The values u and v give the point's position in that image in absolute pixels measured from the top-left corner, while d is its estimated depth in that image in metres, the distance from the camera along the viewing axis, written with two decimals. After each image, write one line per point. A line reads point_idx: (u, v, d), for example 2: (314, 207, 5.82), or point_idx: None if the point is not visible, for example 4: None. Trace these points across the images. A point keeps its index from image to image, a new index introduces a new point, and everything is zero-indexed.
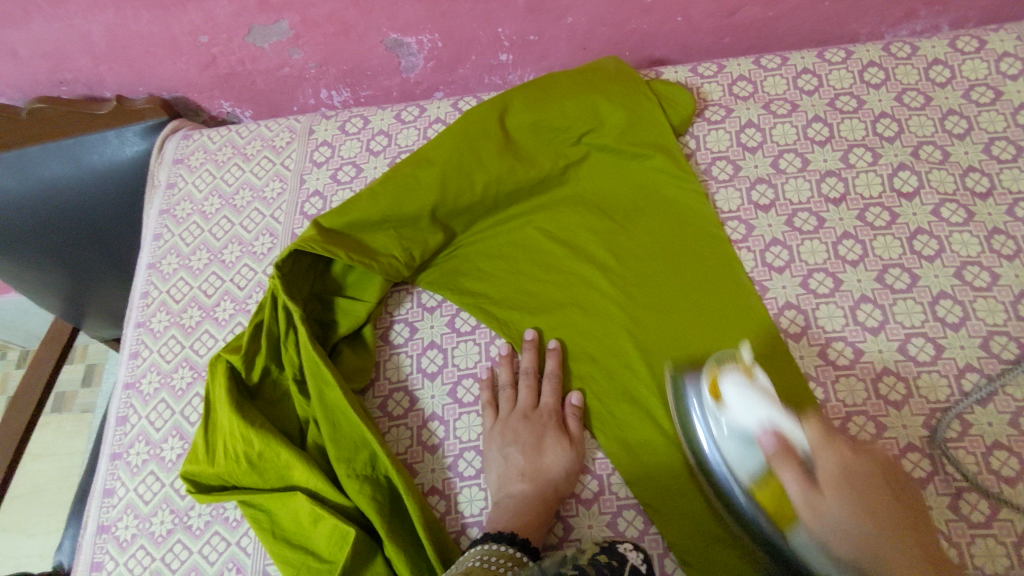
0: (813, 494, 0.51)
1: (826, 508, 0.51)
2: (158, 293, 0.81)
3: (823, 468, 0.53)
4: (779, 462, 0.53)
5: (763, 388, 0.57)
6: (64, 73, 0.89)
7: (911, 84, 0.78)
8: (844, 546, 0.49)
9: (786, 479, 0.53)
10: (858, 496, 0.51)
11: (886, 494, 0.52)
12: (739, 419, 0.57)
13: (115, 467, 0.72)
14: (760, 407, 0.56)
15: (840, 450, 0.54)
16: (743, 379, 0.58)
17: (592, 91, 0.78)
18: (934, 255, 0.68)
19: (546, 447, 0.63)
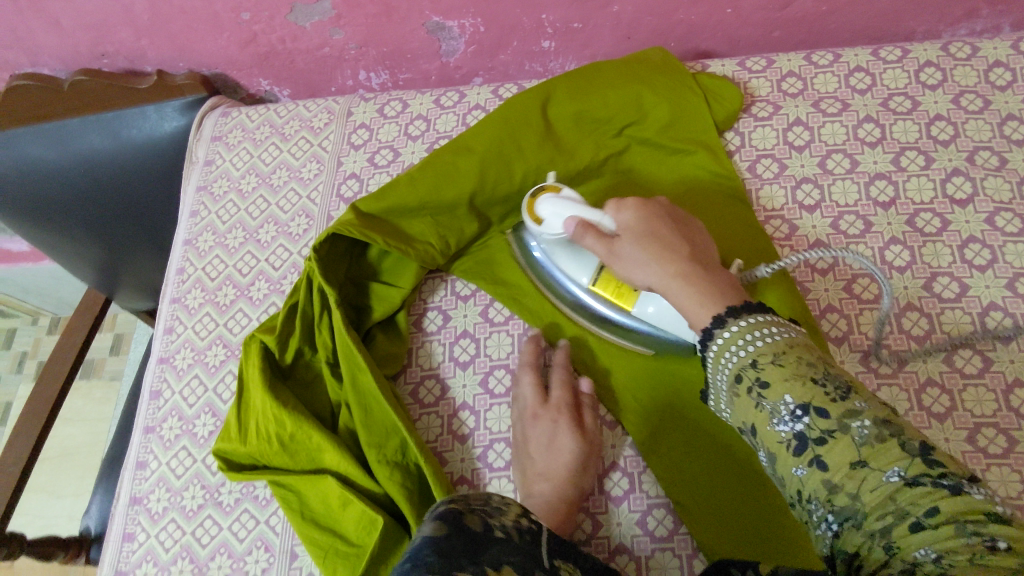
0: (613, 250, 0.58)
1: (621, 250, 0.57)
2: (194, 270, 0.82)
3: (624, 228, 0.58)
4: (584, 236, 0.61)
5: (570, 199, 0.65)
6: (106, 45, 0.90)
7: (969, 87, 0.75)
8: (645, 271, 0.55)
9: (591, 242, 0.60)
10: (644, 238, 0.56)
11: (679, 236, 0.56)
12: (557, 228, 0.65)
13: (149, 440, 0.73)
14: (568, 210, 0.64)
15: (628, 206, 0.58)
16: (552, 197, 0.66)
17: (637, 81, 0.76)
18: (985, 264, 0.66)
19: (557, 445, 0.62)
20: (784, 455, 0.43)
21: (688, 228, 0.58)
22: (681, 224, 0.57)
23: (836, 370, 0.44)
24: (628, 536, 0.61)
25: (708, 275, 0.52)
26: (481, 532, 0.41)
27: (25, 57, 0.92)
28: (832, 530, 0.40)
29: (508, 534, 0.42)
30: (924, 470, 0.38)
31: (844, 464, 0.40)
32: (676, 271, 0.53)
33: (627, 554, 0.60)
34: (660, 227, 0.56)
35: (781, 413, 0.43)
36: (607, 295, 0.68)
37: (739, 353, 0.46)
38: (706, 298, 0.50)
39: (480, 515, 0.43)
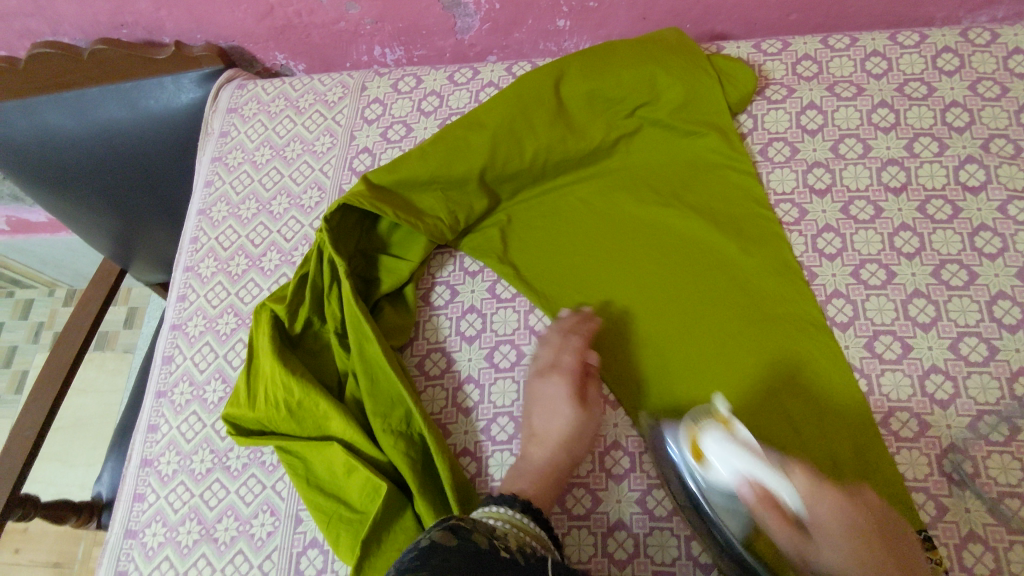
0: (809, 546, 0.47)
1: (819, 556, 0.47)
2: (207, 239, 0.83)
3: (819, 525, 0.46)
4: (761, 510, 0.47)
5: (747, 445, 0.49)
6: (126, 16, 0.90)
7: (987, 74, 0.74)
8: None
9: (783, 539, 0.47)
10: (850, 552, 0.46)
11: (887, 552, 0.47)
12: (723, 480, 0.49)
13: (160, 405, 0.75)
14: (741, 459, 0.48)
15: (827, 491, 0.47)
16: (721, 435, 0.50)
17: (651, 61, 0.75)
18: (995, 253, 0.66)
19: (559, 413, 0.62)
20: None
21: (875, 519, 0.49)
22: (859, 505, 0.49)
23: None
24: (627, 512, 0.62)
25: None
26: (486, 547, 0.47)
27: (45, 26, 0.93)
28: None
29: (514, 555, 0.48)
30: None
31: None
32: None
33: (626, 530, 0.61)
34: (857, 526, 0.47)
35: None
36: (767, 558, 0.52)
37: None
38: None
39: (487, 535, 0.48)
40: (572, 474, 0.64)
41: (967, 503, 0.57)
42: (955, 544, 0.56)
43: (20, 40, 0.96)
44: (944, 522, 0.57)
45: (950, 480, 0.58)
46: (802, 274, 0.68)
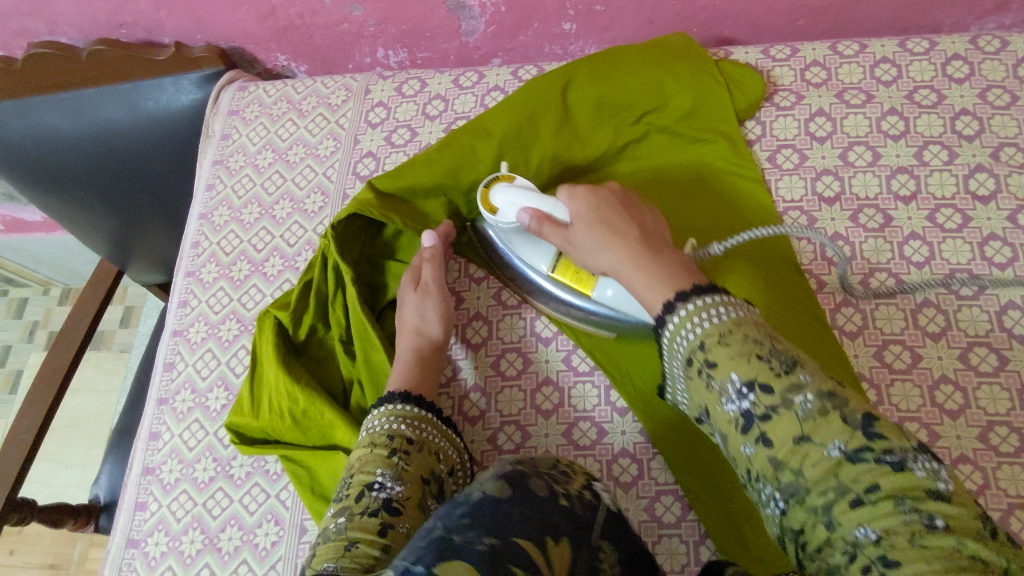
0: (569, 239, 0.57)
1: (577, 237, 0.56)
2: (208, 244, 0.82)
3: (574, 216, 0.56)
4: (539, 227, 0.59)
5: (524, 186, 0.65)
6: (125, 15, 0.89)
7: (997, 82, 0.74)
8: (600, 257, 0.54)
9: (547, 234, 0.59)
10: (595, 222, 0.54)
11: (629, 215, 0.55)
12: (510, 217, 0.65)
13: (161, 412, 0.74)
14: (520, 199, 0.63)
15: (578, 192, 0.57)
16: (505, 185, 0.65)
17: (659, 67, 0.75)
18: (1005, 262, 0.66)
19: (401, 306, 0.69)
20: (733, 434, 0.42)
21: (638, 211, 0.57)
22: (631, 212, 0.56)
23: (788, 346, 0.43)
24: (636, 521, 0.61)
25: (658, 256, 0.50)
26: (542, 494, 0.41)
27: (41, 25, 0.91)
28: (779, 507, 0.39)
29: (572, 504, 0.41)
30: (863, 441, 0.37)
31: (788, 440, 0.39)
32: (628, 258, 0.51)
33: None
34: (612, 218, 0.54)
35: (729, 392, 0.42)
36: (567, 282, 0.66)
37: (689, 337, 0.45)
38: (659, 281, 0.48)
39: (546, 480, 0.42)
40: None
41: None
42: None
43: (17, 40, 0.95)
44: None
45: None
46: (809, 283, 0.67)
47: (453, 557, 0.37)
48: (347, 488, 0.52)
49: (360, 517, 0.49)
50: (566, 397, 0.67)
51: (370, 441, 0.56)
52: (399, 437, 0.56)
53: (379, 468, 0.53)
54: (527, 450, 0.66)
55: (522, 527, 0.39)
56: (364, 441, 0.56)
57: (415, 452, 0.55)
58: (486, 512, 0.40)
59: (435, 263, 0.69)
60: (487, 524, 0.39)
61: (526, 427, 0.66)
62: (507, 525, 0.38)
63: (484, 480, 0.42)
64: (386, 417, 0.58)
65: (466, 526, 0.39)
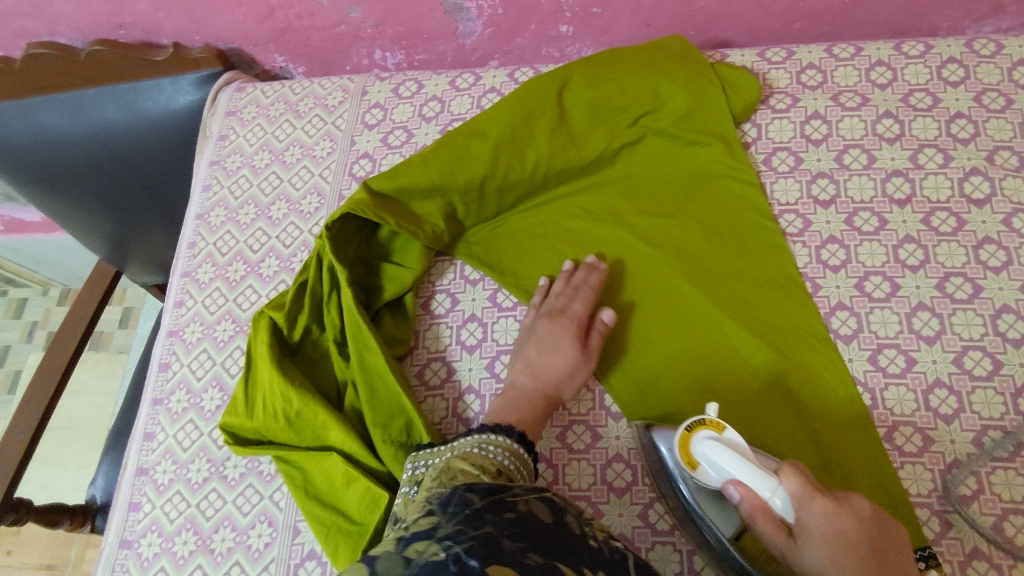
0: (794, 550, 0.46)
1: (804, 557, 0.46)
2: (205, 245, 0.82)
3: (808, 533, 0.46)
4: (753, 517, 0.47)
5: (737, 447, 0.52)
6: (124, 16, 0.89)
7: (992, 85, 0.74)
8: None
9: (762, 527, 0.47)
10: (841, 561, 0.44)
11: (876, 552, 0.46)
12: (719, 481, 0.52)
13: (156, 412, 0.74)
14: (730, 466, 0.51)
15: (821, 504, 0.46)
16: (716, 441, 0.53)
17: (655, 70, 0.75)
18: (1000, 266, 0.66)
19: (557, 351, 0.65)
20: None
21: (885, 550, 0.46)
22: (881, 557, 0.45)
23: None
24: (629, 526, 0.61)
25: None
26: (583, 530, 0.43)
27: (41, 26, 0.92)
28: None
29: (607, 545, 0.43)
30: None
31: None
32: None
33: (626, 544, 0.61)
34: (859, 556, 0.45)
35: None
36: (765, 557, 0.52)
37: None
38: None
39: (585, 520, 0.45)
40: (574, 487, 0.63)
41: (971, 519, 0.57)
42: (959, 561, 0.56)
43: (16, 40, 0.95)
44: (948, 539, 0.57)
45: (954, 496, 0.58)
46: (805, 285, 0.67)
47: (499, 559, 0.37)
48: (450, 491, 0.49)
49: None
50: (561, 400, 0.67)
51: (483, 463, 0.54)
52: (506, 474, 0.54)
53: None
54: None
55: (558, 550, 0.40)
56: (477, 460, 0.54)
57: (511, 494, 0.53)
58: (535, 526, 0.41)
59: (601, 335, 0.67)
60: (539, 543, 0.40)
61: None
62: (552, 544, 0.40)
63: (530, 496, 0.44)
64: (492, 446, 0.56)
65: (518, 534, 0.39)
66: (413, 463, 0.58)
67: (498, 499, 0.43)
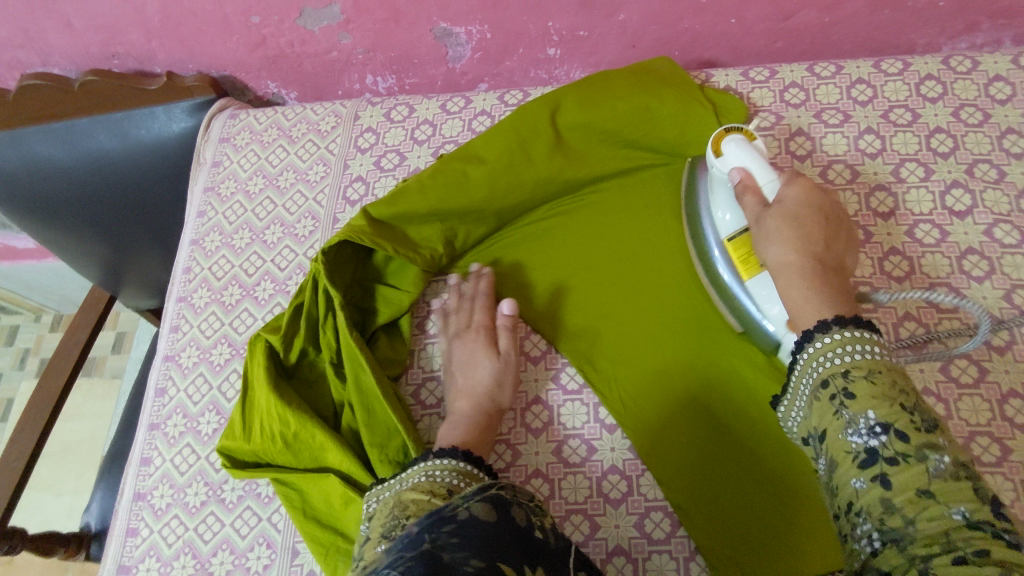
0: (762, 213, 0.57)
1: (762, 220, 0.56)
2: (200, 269, 0.83)
3: (781, 200, 0.57)
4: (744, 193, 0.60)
5: (758, 150, 0.63)
6: (118, 46, 0.91)
7: (969, 100, 0.76)
8: (773, 247, 0.54)
9: (746, 206, 0.59)
10: (791, 216, 0.55)
11: (826, 231, 0.54)
12: (723, 171, 0.64)
13: (153, 437, 0.74)
14: (744, 158, 0.62)
15: (798, 186, 0.57)
16: (742, 139, 0.63)
17: (646, 93, 0.76)
18: (983, 275, 0.67)
19: (476, 365, 0.67)
20: (847, 467, 0.43)
21: (835, 237, 0.55)
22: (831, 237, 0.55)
23: None
24: (626, 538, 0.62)
25: (823, 279, 0.51)
26: (524, 526, 0.45)
27: (36, 57, 0.93)
28: (872, 546, 0.40)
29: (547, 537, 0.46)
30: None
31: (911, 489, 0.39)
32: (799, 262, 0.52)
33: (624, 556, 0.61)
34: (808, 224, 0.54)
35: (859, 425, 0.43)
36: (734, 258, 0.64)
37: (835, 361, 0.46)
38: (812, 296, 0.50)
39: (525, 510, 0.46)
40: (570, 502, 0.64)
41: None
42: None
43: (10, 71, 0.96)
44: None
45: None
46: None
47: (444, 574, 0.38)
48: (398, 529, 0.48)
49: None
50: (556, 415, 0.68)
51: (428, 488, 0.53)
52: (458, 492, 0.53)
53: None
54: (518, 468, 0.66)
55: (502, 554, 0.42)
56: (422, 487, 0.53)
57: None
58: (476, 532, 0.42)
59: (508, 329, 0.70)
60: (483, 549, 0.41)
61: (517, 446, 0.67)
62: (494, 548, 0.41)
63: (470, 501, 0.45)
64: (437, 471, 0.55)
65: (457, 545, 0.40)
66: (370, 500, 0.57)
67: (436, 514, 0.43)
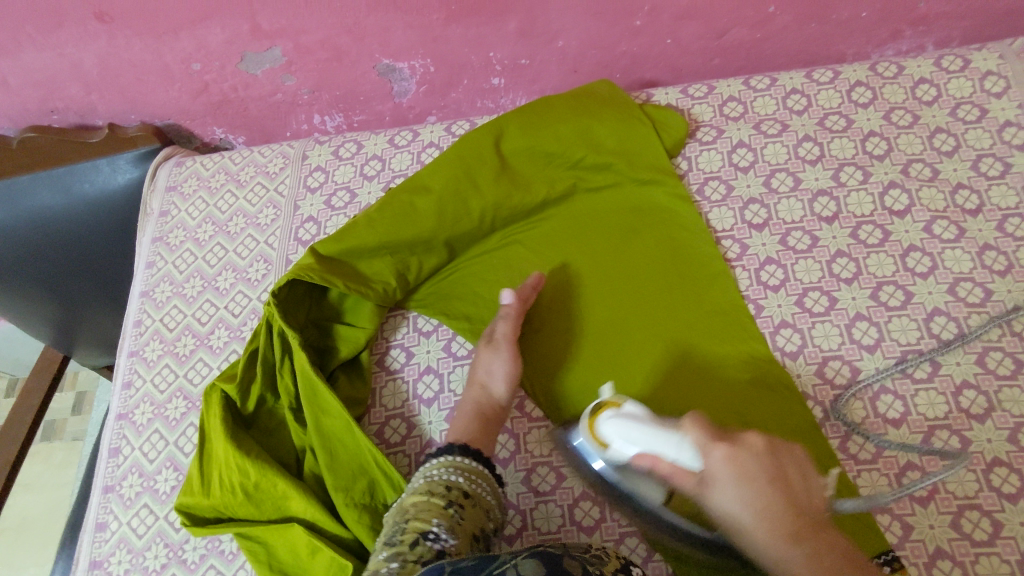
0: (710, 501, 0.46)
1: (721, 509, 0.46)
2: (151, 322, 0.81)
3: (712, 479, 0.45)
4: (668, 477, 0.48)
5: (636, 415, 0.52)
6: (56, 101, 0.89)
7: (899, 103, 0.79)
8: (766, 549, 0.44)
9: (681, 486, 0.48)
10: (748, 500, 0.45)
11: (781, 489, 0.45)
12: (619, 455, 0.52)
13: (108, 500, 0.71)
14: (637, 435, 0.50)
15: (716, 447, 0.46)
16: (615, 414, 0.53)
17: (586, 115, 0.78)
18: (926, 272, 0.69)
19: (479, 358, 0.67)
20: None
21: (790, 480, 0.46)
22: (784, 484, 0.46)
23: None
24: None
25: (828, 553, 0.43)
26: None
27: None
28: None
29: None
30: None
31: None
32: (800, 547, 0.43)
33: None
34: (775, 504, 0.44)
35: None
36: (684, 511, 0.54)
37: None
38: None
39: (581, 562, 0.43)
40: (544, 532, 0.63)
41: (932, 520, 0.58)
42: (922, 563, 0.56)
43: None
44: (910, 541, 0.57)
45: (911, 497, 0.59)
46: (748, 309, 0.69)
47: None
48: (399, 534, 0.50)
49: (414, 564, 0.47)
50: (523, 443, 0.67)
51: (427, 488, 0.55)
52: (457, 489, 0.55)
53: (437, 517, 0.51)
54: None
55: None
56: (421, 488, 0.55)
57: (471, 504, 0.54)
58: None
59: (512, 321, 0.68)
60: None
61: None
62: None
63: (518, 558, 0.42)
64: (436, 471, 0.57)
65: None
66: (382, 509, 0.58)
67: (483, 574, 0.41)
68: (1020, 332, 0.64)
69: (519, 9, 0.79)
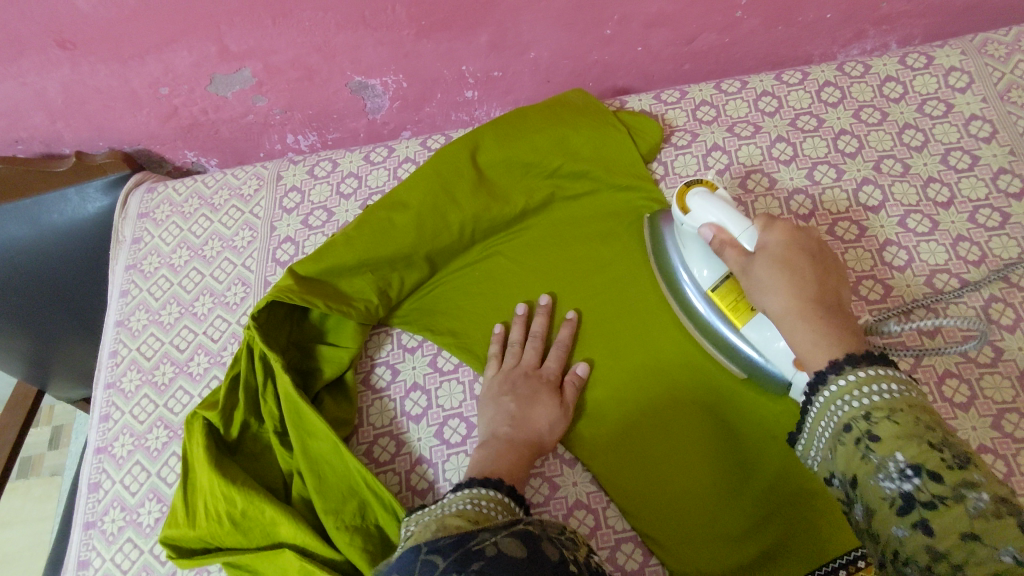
0: (750, 264, 0.55)
1: (754, 273, 0.54)
2: (127, 351, 0.79)
3: (763, 248, 0.55)
4: (722, 248, 0.59)
5: (724, 199, 0.62)
6: (21, 131, 0.87)
7: (867, 102, 0.80)
8: (770, 298, 0.52)
9: (727, 257, 0.58)
10: (778, 260, 0.53)
11: (818, 270, 0.52)
12: (699, 223, 0.62)
13: (89, 537, 0.69)
14: (716, 213, 0.61)
15: (777, 228, 0.55)
16: (706, 193, 0.63)
17: (560, 124, 0.78)
18: (903, 265, 0.70)
19: (537, 406, 0.64)
20: (885, 514, 0.39)
21: (831, 271, 0.53)
22: (821, 262, 0.53)
23: None
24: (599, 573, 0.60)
25: (826, 316, 0.49)
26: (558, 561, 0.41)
27: None
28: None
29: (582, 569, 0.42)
30: None
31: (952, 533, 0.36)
32: (797, 308, 0.49)
33: None
34: (800, 267, 0.52)
35: (887, 470, 0.40)
36: (723, 309, 0.63)
37: (851, 405, 0.44)
38: (828, 343, 0.47)
39: (558, 545, 0.43)
40: None
41: None
42: None
43: None
44: None
45: None
46: None
47: None
48: None
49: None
50: None
51: (474, 518, 0.49)
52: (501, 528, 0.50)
53: None
54: None
55: None
56: (468, 514, 0.50)
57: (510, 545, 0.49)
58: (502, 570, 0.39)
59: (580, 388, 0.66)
60: None
61: None
62: None
63: (498, 537, 0.42)
64: (483, 502, 0.52)
65: None
66: (409, 521, 0.53)
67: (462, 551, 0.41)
68: (997, 320, 0.65)
69: (490, 22, 0.79)
